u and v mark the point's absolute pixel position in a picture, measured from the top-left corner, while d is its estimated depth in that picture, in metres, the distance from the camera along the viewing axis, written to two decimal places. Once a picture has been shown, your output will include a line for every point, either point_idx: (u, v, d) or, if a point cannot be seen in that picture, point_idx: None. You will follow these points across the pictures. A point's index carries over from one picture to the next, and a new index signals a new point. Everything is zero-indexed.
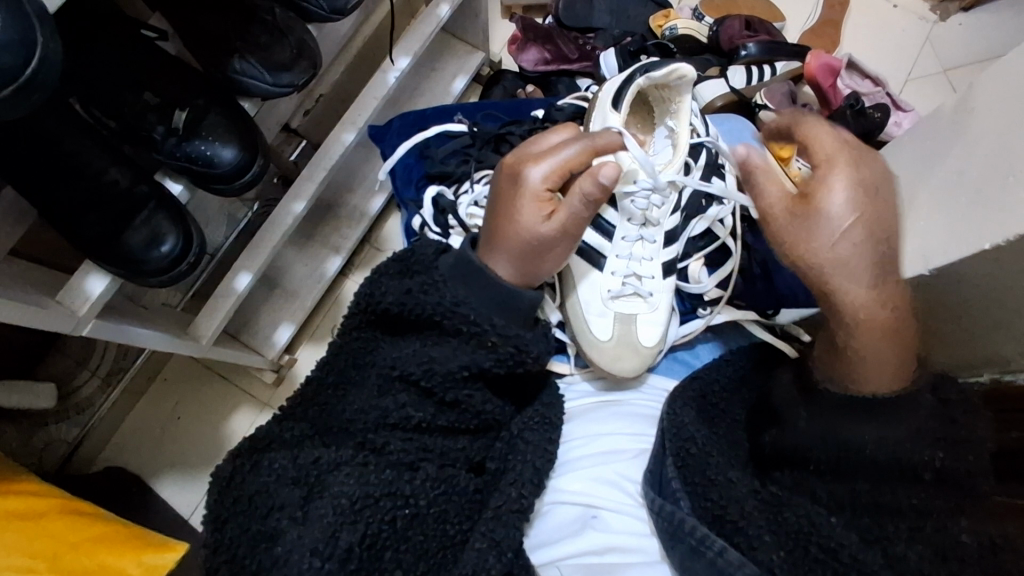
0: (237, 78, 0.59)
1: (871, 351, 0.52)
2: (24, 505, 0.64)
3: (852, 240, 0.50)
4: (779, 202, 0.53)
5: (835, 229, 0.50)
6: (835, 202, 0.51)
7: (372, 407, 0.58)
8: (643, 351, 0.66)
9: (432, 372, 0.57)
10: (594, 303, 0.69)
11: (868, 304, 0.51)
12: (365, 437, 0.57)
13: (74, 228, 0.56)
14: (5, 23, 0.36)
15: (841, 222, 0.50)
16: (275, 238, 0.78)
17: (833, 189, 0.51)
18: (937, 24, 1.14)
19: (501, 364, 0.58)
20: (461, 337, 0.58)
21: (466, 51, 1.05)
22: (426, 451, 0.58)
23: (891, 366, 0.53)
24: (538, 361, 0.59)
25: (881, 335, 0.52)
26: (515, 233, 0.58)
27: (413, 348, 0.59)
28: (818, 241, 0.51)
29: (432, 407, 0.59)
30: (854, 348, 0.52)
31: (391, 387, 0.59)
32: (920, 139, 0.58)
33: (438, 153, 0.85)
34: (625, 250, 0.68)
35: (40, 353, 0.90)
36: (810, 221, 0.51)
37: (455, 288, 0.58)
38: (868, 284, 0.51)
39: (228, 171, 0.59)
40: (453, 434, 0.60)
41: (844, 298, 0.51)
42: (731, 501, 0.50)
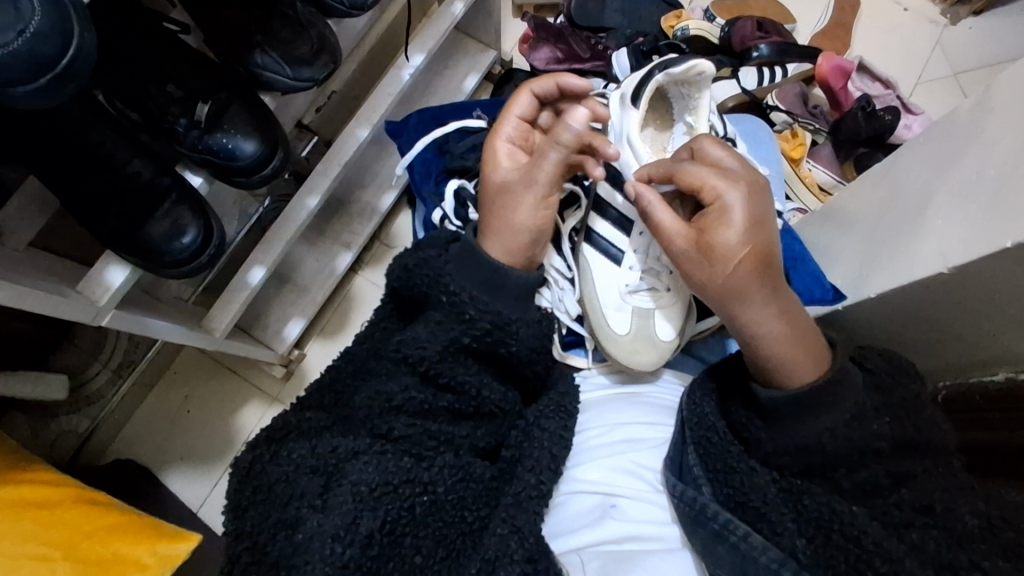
0: (259, 72, 0.59)
1: (776, 358, 0.54)
2: (36, 493, 0.65)
3: (747, 269, 0.54)
4: (682, 236, 0.57)
5: (727, 261, 0.55)
6: (721, 235, 0.55)
7: (379, 392, 0.58)
8: (660, 345, 0.66)
9: (420, 350, 0.58)
10: (611, 297, 0.69)
11: (775, 325, 0.54)
12: (370, 421, 0.57)
13: (95, 220, 0.56)
14: (43, 14, 0.37)
15: (734, 254, 0.54)
16: (290, 232, 0.79)
17: (725, 225, 0.55)
18: (948, 27, 1.15)
19: (482, 340, 0.59)
20: (468, 323, 0.58)
21: (478, 49, 1.05)
22: (433, 439, 0.57)
23: (800, 355, 0.54)
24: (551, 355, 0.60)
25: (794, 347, 0.54)
26: (491, 205, 0.64)
27: (418, 334, 0.59)
28: (702, 272, 0.56)
29: (432, 390, 0.59)
30: (768, 360, 0.55)
31: (398, 371, 0.59)
32: (938, 141, 0.58)
33: (458, 147, 0.86)
34: (643, 246, 0.69)
35: (54, 345, 0.91)
36: (706, 250, 0.55)
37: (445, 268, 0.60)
38: (768, 306, 0.55)
39: (249, 164, 0.59)
40: (458, 420, 0.60)
41: (742, 318, 0.55)
42: (753, 489, 0.51)
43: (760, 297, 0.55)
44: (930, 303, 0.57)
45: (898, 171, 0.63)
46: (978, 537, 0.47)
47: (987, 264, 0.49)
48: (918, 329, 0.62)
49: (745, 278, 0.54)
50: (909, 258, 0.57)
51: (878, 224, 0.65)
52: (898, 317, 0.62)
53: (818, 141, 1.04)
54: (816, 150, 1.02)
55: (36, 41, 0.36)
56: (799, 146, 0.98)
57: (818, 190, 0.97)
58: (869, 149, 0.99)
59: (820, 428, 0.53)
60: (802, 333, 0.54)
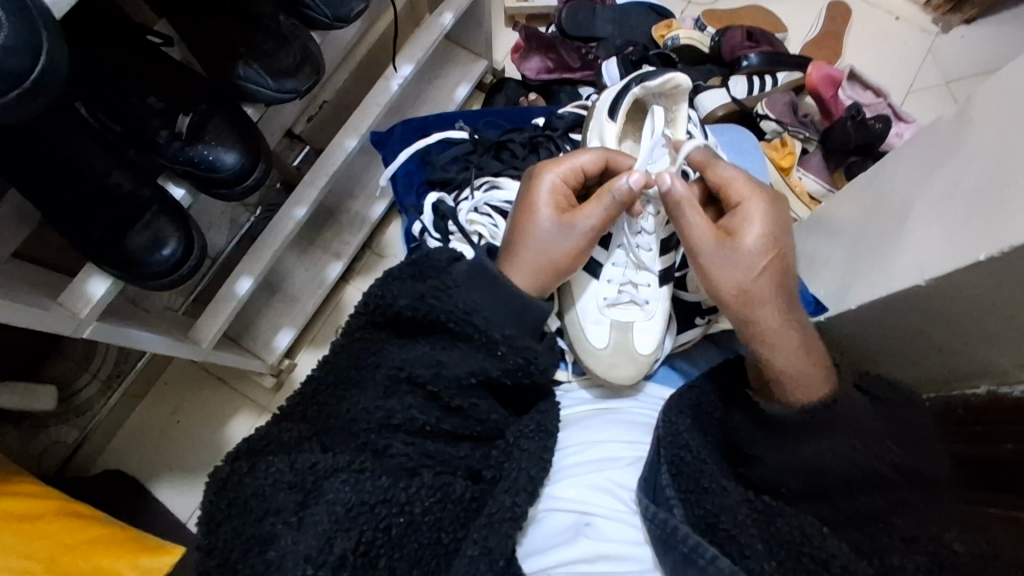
0: (241, 84, 0.60)
1: (794, 374, 0.57)
2: (20, 506, 0.64)
3: (770, 272, 0.58)
4: (707, 236, 0.59)
5: (754, 266, 0.58)
6: (747, 237, 0.59)
7: (376, 408, 0.58)
8: (639, 358, 0.66)
9: (440, 376, 0.59)
10: (590, 311, 0.69)
11: (776, 328, 0.57)
12: (367, 439, 0.57)
13: (77, 230, 0.56)
14: (11, 28, 0.37)
15: (761, 258, 0.58)
16: (277, 243, 0.78)
17: (751, 230, 0.59)
18: (939, 37, 1.15)
19: (510, 373, 0.59)
20: (472, 343, 0.60)
21: (469, 59, 1.06)
22: (428, 458, 0.58)
23: (809, 377, 0.57)
24: (545, 374, 0.60)
25: (797, 356, 0.57)
26: (526, 244, 0.62)
27: (423, 351, 0.60)
28: (728, 273, 0.58)
29: (438, 410, 0.59)
30: (777, 366, 0.57)
31: (397, 388, 0.59)
32: (922, 150, 0.58)
33: (440, 159, 0.85)
34: (621, 260, 0.69)
35: (42, 354, 0.91)
36: (738, 252, 0.58)
37: (467, 299, 0.59)
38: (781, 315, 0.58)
39: (230, 177, 0.59)
40: (456, 441, 0.60)
41: (762, 325, 0.58)
42: (724, 510, 0.51)
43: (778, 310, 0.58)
44: (914, 313, 0.57)
45: (884, 180, 0.63)
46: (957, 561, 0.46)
47: (964, 276, 0.49)
48: (902, 341, 0.62)
49: (769, 289, 0.58)
50: (889, 268, 0.57)
51: (861, 233, 0.65)
52: (879, 328, 0.63)
53: (809, 150, 1.03)
54: (806, 160, 1.00)
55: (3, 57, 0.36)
56: (790, 154, 0.99)
57: (806, 198, 0.97)
58: (859, 158, 0.99)
59: None
60: (800, 340, 0.57)
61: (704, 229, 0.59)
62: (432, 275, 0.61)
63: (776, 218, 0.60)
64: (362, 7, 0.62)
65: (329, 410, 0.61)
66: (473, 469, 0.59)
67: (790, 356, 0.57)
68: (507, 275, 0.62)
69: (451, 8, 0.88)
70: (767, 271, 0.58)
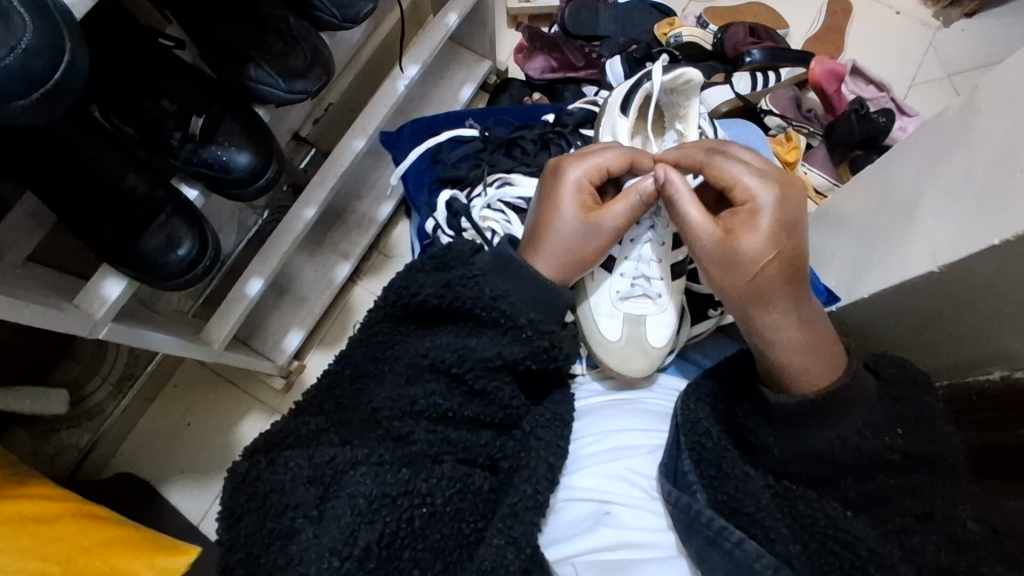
0: (253, 85, 0.60)
1: (795, 365, 0.53)
2: (36, 508, 0.65)
3: (775, 278, 0.54)
4: (707, 233, 0.56)
5: (754, 267, 0.54)
6: (748, 237, 0.54)
7: (400, 395, 0.59)
8: (651, 351, 0.66)
9: (466, 358, 0.59)
10: (603, 303, 0.69)
11: (787, 332, 0.54)
12: (390, 425, 0.58)
13: (92, 233, 0.56)
14: (34, 31, 0.37)
15: (760, 258, 0.54)
16: (288, 243, 0.79)
17: (752, 232, 0.54)
18: (940, 30, 1.15)
19: (535, 357, 0.59)
20: (497, 329, 0.60)
21: (473, 59, 1.06)
22: (449, 444, 0.58)
23: (819, 371, 0.53)
24: (568, 361, 0.60)
25: (810, 356, 0.53)
26: (548, 236, 0.61)
27: (447, 340, 0.60)
28: (723, 273, 0.55)
29: (461, 396, 0.60)
30: (785, 366, 0.54)
31: (420, 375, 0.60)
32: (927, 141, 0.58)
33: (451, 157, 0.86)
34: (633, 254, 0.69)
35: (53, 360, 0.91)
36: (734, 246, 0.55)
37: (498, 283, 0.59)
38: (796, 327, 0.54)
39: (244, 177, 0.60)
40: (476, 428, 0.61)
41: (763, 329, 0.55)
42: (748, 494, 0.51)
43: (782, 317, 0.54)
44: (925, 303, 0.58)
45: (891, 172, 0.63)
46: (979, 544, 0.48)
47: (976, 263, 0.49)
48: (916, 330, 0.62)
49: (774, 300, 0.54)
50: (900, 257, 0.58)
51: (870, 224, 0.65)
52: (890, 317, 0.63)
53: (814, 144, 1.03)
54: (812, 154, 1.00)
55: (27, 60, 0.37)
56: (793, 150, 0.99)
57: (813, 193, 0.98)
58: (864, 151, 1.00)
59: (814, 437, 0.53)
60: (821, 342, 0.54)
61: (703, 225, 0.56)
62: (457, 268, 0.61)
63: (790, 218, 0.55)
64: (371, 8, 0.62)
65: (347, 404, 0.61)
66: (489, 458, 0.60)
67: (793, 345, 0.53)
68: (531, 263, 0.61)
69: (456, 8, 0.88)
70: (768, 277, 0.54)
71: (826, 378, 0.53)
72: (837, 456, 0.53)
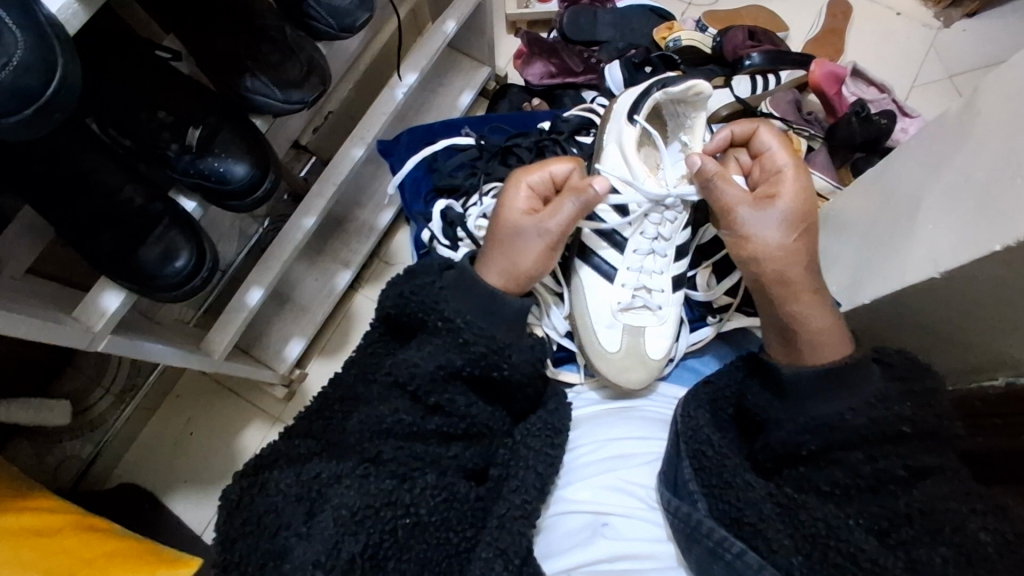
0: (249, 96, 0.60)
1: (818, 333, 0.57)
2: (35, 521, 0.65)
3: (801, 240, 0.60)
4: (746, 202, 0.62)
5: (794, 226, 0.60)
6: (789, 199, 0.61)
7: (370, 417, 0.58)
8: (650, 363, 0.67)
9: (415, 375, 0.58)
10: (603, 314, 0.69)
11: (806, 296, 0.59)
12: (362, 446, 0.57)
13: (91, 245, 0.57)
14: (27, 46, 0.37)
15: (797, 219, 0.61)
16: (287, 253, 0.79)
17: (790, 193, 0.62)
18: (941, 31, 1.15)
19: (475, 364, 0.59)
20: (441, 336, 0.59)
21: (472, 67, 1.06)
22: (417, 461, 0.57)
23: (833, 341, 0.57)
24: (516, 369, 0.60)
25: (827, 321, 0.58)
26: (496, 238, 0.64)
27: (406, 355, 0.59)
28: (765, 231, 0.60)
29: (421, 411, 0.59)
30: (808, 333, 0.58)
31: (389, 395, 0.59)
32: (927, 143, 0.58)
33: (446, 166, 0.85)
34: (635, 267, 0.69)
35: (55, 370, 0.92)
36: (783, 213, 0.61)
37: (444, 294, 0.60)
38: (810, 293, 0.59)
39: (241, 188, 0.60)
40: (447, 440, 0.59)
41: (787, 296, 0.60)
42: (749, 505, 0.51)
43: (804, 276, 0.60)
44: (924, 306, 0.57)
45: (890, 174, 0.63)
46: (994, 554, 0.46)
47: (978, 268, 0.49)
48: (920, 334, 0.62)
49: (800, 260, 0.60)
50: (902, 260, 0.57)
51: (871, 228, 0.64)
52: (891, 322, 0.63)
53: (815, 146, 1.02)
54: (811, 157, 0.99)
55: (19, 76, 0.36)
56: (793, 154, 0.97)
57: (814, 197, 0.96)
58: (866, 153, 1.00)
59: (796, 437, 0.54)
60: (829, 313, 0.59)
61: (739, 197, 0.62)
62: (415, 277, 0.62)
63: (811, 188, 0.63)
64: (366, 17, 0.62)
65: (335, 425, 0.60)
66: (468, 468, 0.59)
67: (816, 317, 0.58)
68: (481, 264, 0.63)
69: (453, 16, 0.88)
70: (794, 237, 0.60)
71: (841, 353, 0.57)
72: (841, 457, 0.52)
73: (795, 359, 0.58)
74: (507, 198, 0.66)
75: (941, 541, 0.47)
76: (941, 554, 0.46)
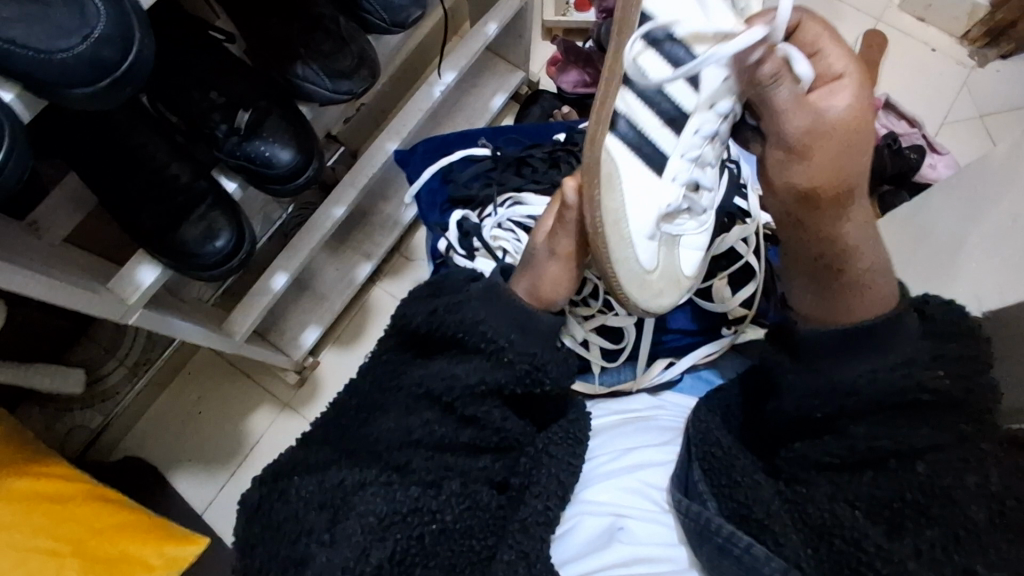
0: (298, 83, 0.61)
1: (861, 285, 0.56)
2: (52, 487, 0.65)
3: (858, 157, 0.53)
4: (808, 119, 0.51)
5: (856, 135, 0.52)
6: (846, 100, 0.51)
7: (400, 426, 0.59)
8: (681, 282, 0.59)
9: (453, 387, 0.59)
10: (643, 217, 0.53)
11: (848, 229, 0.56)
12: (388, 455, 0.58)
13: (133, 220, 0.57)
14: (109, 17, 0.37)
15: (856, 124, 0.52)
16: (315, 241, 0.80)
17: (844, 93, 0.51)
18: (975, 69, 1.15)
19: (519, 381, 0.59)
20: (481, 356, 0.60)
21: (507, 70, 1.07)
22: (447, 469, 0.57)
23: (875, 281, 0.57)
24: (556, 383, 0.60)
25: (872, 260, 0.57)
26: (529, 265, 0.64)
27: (439, 367, 0.60)
28: (827, 155, 0.52)
29: (454, 423, 0.60)
30: (852, 281, 0.57)
31: (418, 406, 0.61)
32: (970, 182, 0.63)
33: (461, 176, 0.86)
34: (691, 149, 0.53)
35: (71, 339, 0.92)
36: (840, 131, 0.51)
37: (476, 307, 0.60)
38: (858, 221, 0.56)
39: (284, 173, 0.60)
40: (476, 453, 0.60)
41: (843, 239, 0.56)
42: (757, 501, 0.51)
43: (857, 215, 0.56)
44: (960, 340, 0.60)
45: (925, 208, 0.68)
46: None
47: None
48: None
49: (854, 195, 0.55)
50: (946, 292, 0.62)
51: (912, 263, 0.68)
52: None
53: None
54: None
55: (98, 47, 0.36)
56: None
57: None
58: (893, 186, 1.00)
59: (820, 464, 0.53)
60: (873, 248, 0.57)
61: (801, 115, 0.51)
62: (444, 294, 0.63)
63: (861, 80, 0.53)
64: (420, 14, 0.62)
65: (351, 433, 0.60)
66: (494, 479, 0.59)
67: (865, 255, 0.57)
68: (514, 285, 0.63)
69: (495, 19, 0.89)
70: (854, 152, 0.52)
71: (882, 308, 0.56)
72: (848, 429, 0.54)
73: (832, 316, 0.57)
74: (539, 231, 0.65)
75: (929, 523, 0.47)
76: (927, 539, 0.46)
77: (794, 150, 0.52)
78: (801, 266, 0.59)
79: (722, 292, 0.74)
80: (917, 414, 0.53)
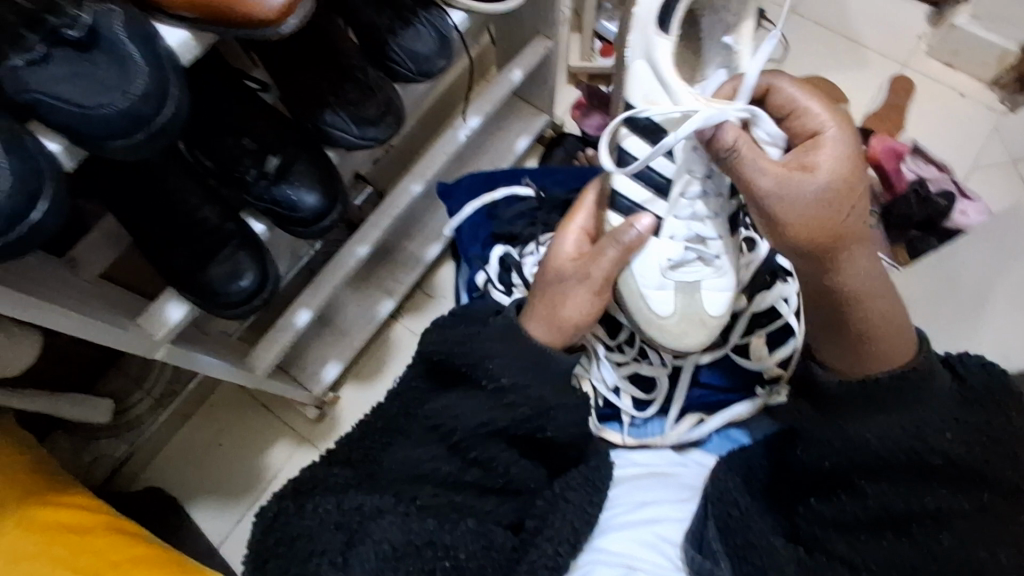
0: (327, 129, 0.63)
1: (877, 339, 0.56)
2: (72, 520, 0.67)
3: (857, 214, 0.53)
4: (778, 177, 0.51)
5: (851, 192, 0.52)
6: (823, 160, 0.52)
7: (411, 460, 0.57)
8: (708, 322, 0.67)
9: (460, 423, 0.57)
10: (652, 278, 0.66)
11: (840, 287, 0.56)
12: (399, 486, 0.57)
13: (165, 259, 0.59)
14: (147, 76, 0.38)
15: (840, 174, 0.52)
16: (337, 279, 0.81)
17: (824, 155, 0.52)
18: (1006, 115, 1.14)
19: (520, 424, 0.58)
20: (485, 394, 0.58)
21: (532, 113, 1.09)
22: (456, 511, 0.57)
23: (895, 339, 0.56)
24: (560, 431, 0.60)
25: (884, 313, 0.56)
26: (543, 291, 0.64)
27: (451, 401, 0.58)
28: (803, 214, 0.52)
29: (461, 464, 0.58)
30: (862, 330, 0.57)
31: (432, 442, 0.58)
32: (1002, 232, 0.66)
33: (506, 214, 0.90)
34: (682, 210, 0.64)
35: (101, 369, 0.95)
36: (812, 194, 0.51)
37: (489, 337, 0.59)
38: (867, 273, 0.56)
39: (309, 216, 0.62)
40: (483, 494, 0.60)
41: (848, 287, 0.56)
42: (772, 568, 0.52)
43: (856, 270, 0.56)
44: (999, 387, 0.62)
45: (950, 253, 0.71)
46: None
47: None
48: None
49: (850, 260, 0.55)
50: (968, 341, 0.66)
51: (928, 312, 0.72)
52: None
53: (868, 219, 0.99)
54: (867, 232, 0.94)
55: (139, 105, 0.38)
56: None
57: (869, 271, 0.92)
58: (922, 232, 0.98)
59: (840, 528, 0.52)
60: (885, 304, 0.57)
61: (774, 174, 0.51)
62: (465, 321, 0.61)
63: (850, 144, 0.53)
64: (444, 64, 0.66)
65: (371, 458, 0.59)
66: (509, 520, 0.60)
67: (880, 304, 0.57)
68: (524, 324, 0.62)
69: (521, 65, 0.91)
70: (835, 208, 0.52)
71: (905, 356, 0.56)
72: (863, 487, 0.54)
73: (860, 365, 0.58)
74: (552, 252, 0.67)
75: None
76: None
77: (774, 226, 0.53)
78: (823, 325, 0.60)
79: (760, 350, 0.73)
80: (940, 484, 0.51)
